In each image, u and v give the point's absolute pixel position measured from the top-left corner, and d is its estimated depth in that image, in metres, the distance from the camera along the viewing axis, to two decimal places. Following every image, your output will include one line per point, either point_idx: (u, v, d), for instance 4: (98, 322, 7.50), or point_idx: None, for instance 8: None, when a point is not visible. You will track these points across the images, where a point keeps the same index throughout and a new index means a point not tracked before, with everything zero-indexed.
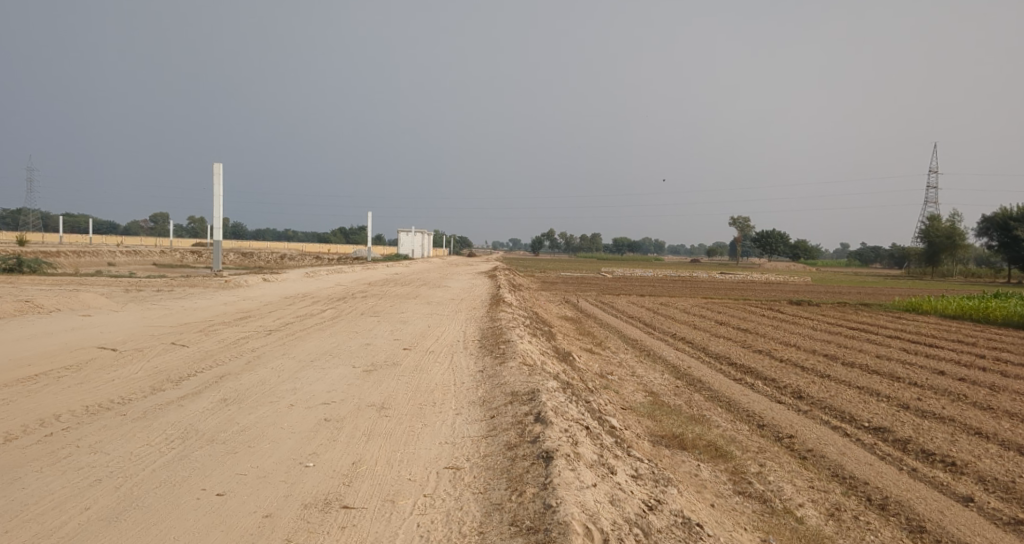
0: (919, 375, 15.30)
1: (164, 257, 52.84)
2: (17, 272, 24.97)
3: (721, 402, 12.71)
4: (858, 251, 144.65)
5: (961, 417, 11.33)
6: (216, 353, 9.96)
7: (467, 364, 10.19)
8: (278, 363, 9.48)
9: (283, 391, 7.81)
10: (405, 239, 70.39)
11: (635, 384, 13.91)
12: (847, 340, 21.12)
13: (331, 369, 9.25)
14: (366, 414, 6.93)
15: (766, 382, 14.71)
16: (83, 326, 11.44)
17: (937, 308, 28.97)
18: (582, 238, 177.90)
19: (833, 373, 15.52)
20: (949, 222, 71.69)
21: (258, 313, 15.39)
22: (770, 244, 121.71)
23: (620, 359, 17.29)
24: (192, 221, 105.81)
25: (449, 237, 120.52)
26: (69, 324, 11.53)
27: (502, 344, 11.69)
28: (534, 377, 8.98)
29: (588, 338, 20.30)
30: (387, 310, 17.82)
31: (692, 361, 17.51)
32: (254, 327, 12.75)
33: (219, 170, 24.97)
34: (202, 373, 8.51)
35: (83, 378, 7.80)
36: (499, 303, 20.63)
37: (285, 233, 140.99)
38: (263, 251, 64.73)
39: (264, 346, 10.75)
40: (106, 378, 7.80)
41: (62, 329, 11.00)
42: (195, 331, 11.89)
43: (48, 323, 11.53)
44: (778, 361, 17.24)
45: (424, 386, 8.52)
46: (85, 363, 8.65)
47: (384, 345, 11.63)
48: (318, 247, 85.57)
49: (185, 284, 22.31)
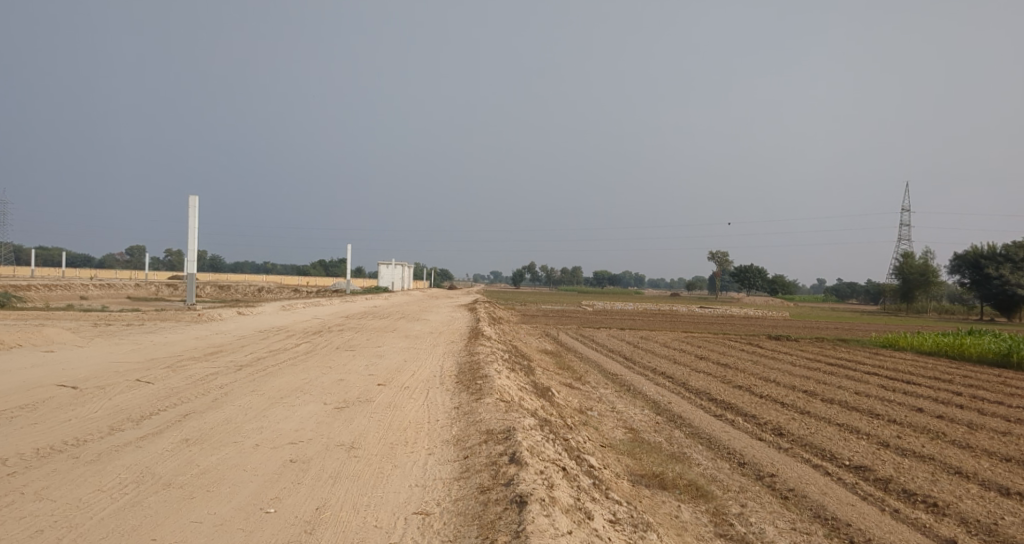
0: (898, 412, 15.24)
1: (138, 290, 51.98)
2: None
3: (702, 439, 12.55)
4: (834, 287, 146.40)
5: (941, 456, 11.24)
6: (182, 390, 9.63)
7: (442, 400, 9.95)
8: (246, 400, 9.16)
9: (249, 430, 7.51)
10: (385, 271, 70.06)
11: (614, 420, 13.71)
12: (825, 376, 21.09)
13: (301, 407, 8.97)
14: (335, 454, 6.66)
15: (747, 418, 14.59)
16: (44, 363, 11.05)
17: (913, 345, 29.18)
18: (563, 272, 178.47)
19: (813, 409, 15.44)
20: (922, 259, 72.79)
21: (230, 348, 15.02)
22: (748, 279, 122.65)
23: (600, 394, 17.07)
24: (169, 253, 104.70)
25: (429, 269, 120.17)
26: (29, 360, 11.13)
27: (480, 379, 11.47)
28: (511, 414, 8.76)
29: (568, 373, 20.08)
30: (363, 344, 17.48)
31: (672, 397, 17.34)
32: (225, 363, 12.40)
33: (195, 202, 24.69)
34: (165, 412, 8.19)
35: (38, 418, 7.46)
36: (478, 337, 20.39)
37: (264, 266, 139.98)
38: (241, 284, 63.95)
39: (233, 383, 10.42)
40: (62, 418, 7.47)
41: (21, 366, 10.62)
42: (162, 367, 11.53)
43: (7, 359, 11.12)
44: (758, 397, 17.14)
45: (396, 424, 8.26)
46: (42, 402, 8.30)
47: (357, 381, 11.34)
48: (297, 280, 84.76)
49: (156, 318, 21.81)
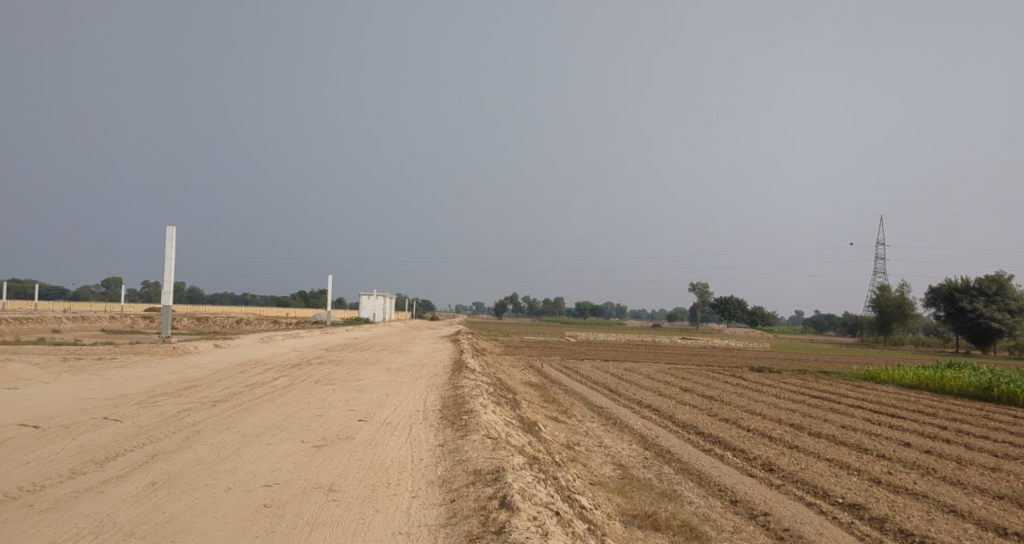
0: (887, 447, 15.02)
1: (113, 323, 50.82)
2: None
3: (692, 475, 12.23)
4: (812, 318, 147.42)
5: (935, 494, 11.01)
6: (152, 429, 9.15)
7: (426, 437, 9.55)
8: (219, 439, 8.71)
9: (221, 472, 7.10)
10: (366, 302, 69.39)
11: (602, 456, 13.37)
12: (810, 409, 20.89)
13: (277, 445, 8.54)
14: (312, 498, 6.25)
15: (735, 453, 14.30)
16: (6, 401, 10.52)
17: (895, 377, 29.10)
18: (544, 303, 178.55)
19: (801, 443, 15.20)
20: (898, 292, 73.45)
21: (205, 383, 14.47)
22: (729, 310, 123.05)
23: (587, 428, 16.70)
24: (145, 285, 103.13)
25: (410, 301, 119.36)
26: None
27: (465, 415, 11.06)
28: (498, 452, 8.39)
29: (553, 406, 19.64)
30: (343, 377, 16.97)
31: (660, 431, 16.97)
32: (198, 399, 11.89)
33: (172, 232, 24.22)
34: (132, 453, 7.73)
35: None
36: (461, 370, 19.95)
37: (243, 297, 138.37)
38: (219, 316, 62.89)
39: (206, 420, 9.93)
40: (20, 461, 7.01)
41: None
42: (132, 404, 11.02)
43: None
44: (745, 431, 16.85)
45: (377, 464, 7.85)
46: (0, 443, 7.81)
47: (336, 416, 10.87)
48: (277, 311, 83.68)
49: (129, 351, 21.12)
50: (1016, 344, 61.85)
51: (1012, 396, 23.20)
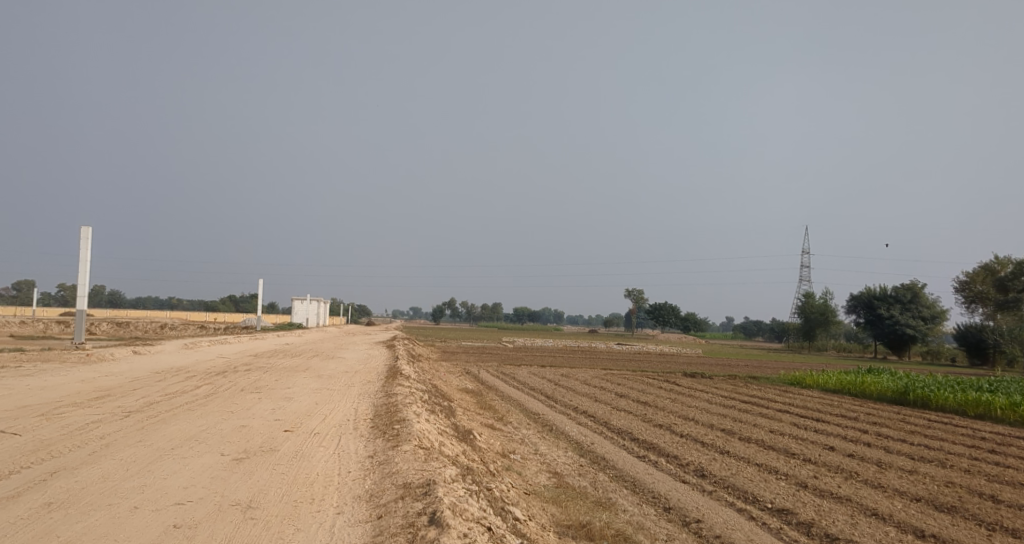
0: (812, 451, 15.43)
1: (24, 328, 47.79)
2: None
3: (626, 482, 12.23)
4: (741, 324, 152.02)
5: (858, 497, 11.28)
6: (55, 442, 8.52)
7: (355, 449, 9.19)
8: (130, 452, 8.14)
9: (128, 489, 6.60)
10: (299, 307, 67.78)
11: (538, 464, 13.23)
12: (741, 414, 21.29)
13: (194, 459, 8.04)
14: (228, 517, 5.84)
15: (669, 459, 14.39)
16: None
17: (819, 382, 30.13)
18: (482, 308, 178.36)
19: (731, 449, 15.46)
20: (822, 299, 76.35)
21: (120, 391, 13.68)
22: (662, 316, 125.49)
23: (523, 436, 16.56)
24: (61, 288, 97.95)
25: (345, 306, 117.23)
26: None
27: (397, 424, 10.73)
28: (430, 463, 8.11)
29: (489, 413, 19.44)
30: (271, 385, 16.33)
31: (596, 437, 16.99)
32: (110, 409, 11.17)
33: (88, 232, 22.91)
34: (27, 470, 7.12)
35: None
36: (395, 376, 19.58)
37: (168, 302, 133.06)
38: (141, 321, 60.04)
39: (116, 432, 9.30)
40: None
41: None
42: (35, 416, 10.26)
43: None
44: (678, 437, 17.02)
45: (301, 478, 7.47)
46: None
47: (261, 427, 10.39)
48: (205, 316, 80.57)
49: (36, 358, 19.80)
50: (928, 349, 65.27)
51: (926, 400, 24.29)
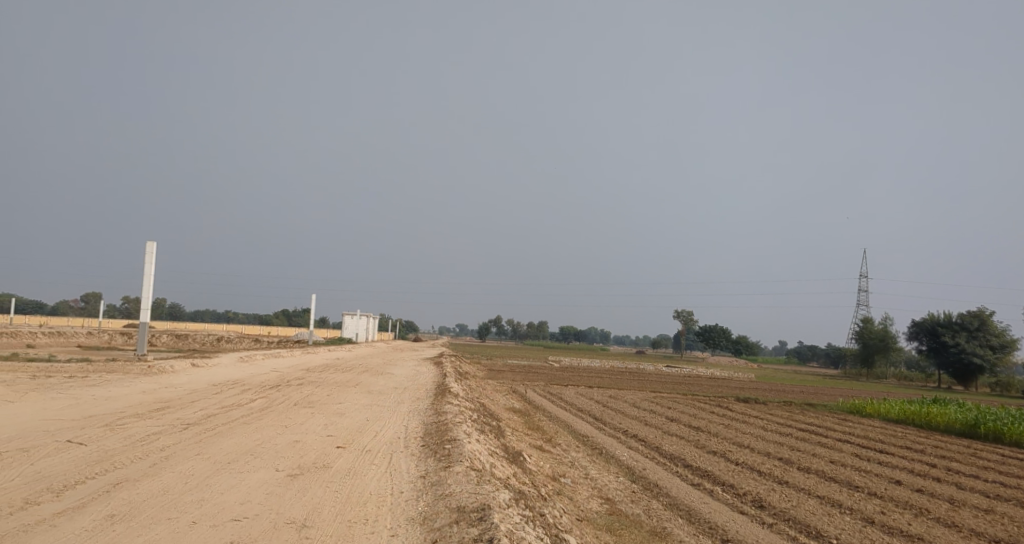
0: (877, 484, 14.72)
1: (90, 339, 49.79)
2: None
3: (681, 511, 11.86)
4: (795, 349, 147.93)
5: (931, 537, 10.65)
6: (118, 453, 8.75)
7: (408, 468, 9.10)
8: (189, 465, 8.26)
9: (187, 503, 6.73)
10: (350, 322, 68.82)
11: (589, 489, 12.95)
12: (799, 442, 20.52)
13: (249, 473, 8.08)
14: (283, 536, 5.82)
15: (724, 487, 13.93)
16: None
17: (881, 412, 28.92)
18: (529, 327, 178.13)
19: (790, 479, 14.88)
20: (881, 325, 73.67)
21: (179, 403, 13.98)
22: (712, 337, 122.97)
23: (572, 458, 16.27)
24: (125, 300, 101.79)
25: (394, 322, 118.62)
26: None
27: (448, 443, 10.62)
28: (483, 486, 7.97)
29: (538, 434, 19.20)
30: (323, 400, 16.46)
31: (647, 463, 16.57)
32: (170, 420, 11.43)
33: (152, 248, 23.70)
34: (91, 482, 7.37)
35: None
36: (445, 394, 19.54)
37: (225, 315, 137.13)
38: (199, 333, 61.80)
39: (176, 444, 9.47)
40: None
41: None
42: (100, 426, 10.55)
43: None
44: (734, 464, 16.52)
45: (355, 497, 7.41)
46: None
47: (314, 442, 10.42)
48: (260, 329, 82.43)
49: (101, 369, 20.45)
50: (997, 380, 62.11)
51: (998, 434, 23.03)
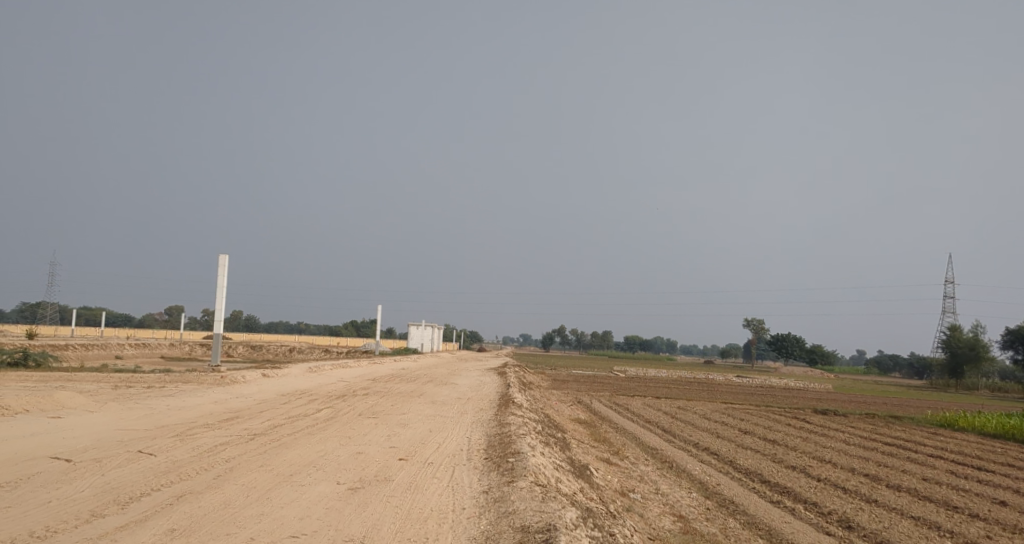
0: (979, 505, 13.49)
1: (172, 350, 51.98)
2: (21, 366, 25.03)
3: (761, 531, 11.13)
4: (874, 359, 141.64)
5: None
6: (184, 464, 8.75)
7: (471, 483, 8.76)
8: (251, 478, 8.13)
9: (247, 518, 6.59)
10: (416, 333, 69.61)
11: (661, 505, 12.32)
12: (885, 458, 19.24)
13: (310, 487, 7.90)
14: None
15: (808, 506, 13.06)
16: (47, 438, 10.49)
17: (974, 425, 27.01)
18: (594, 336, 176.69)
19: (879, 497, 13.85)
20: (971, 333, 69.63)
21: (248, 413, 14.09)
22: (785, 347, 118.86)
23: (641, 472, 15.65)
24: (205, 313, 106.05)
25: (459, 333, 119.47)
26: (30, 436, 10.56)
27: (512, 457, 10.21)
28: (549, 503, 7.54)
29: (604, 446, 18.59)
30: (388, 411, 16.32)
31: (721, 478, 15.78)
32: (238, 431, 11.46)
33: (224, 261, 24.30)
34: (156, 494, 7.34)
35: (13, 511, 6.82)
36: (509, 405, 19.20)
37: (297, 327, 141.20)
38: (272, 344, 63.60)
39: (240, 455, 9.42)
40: (38, 509, 6.87)
41: (22, 442, 10.08)
42: (171, 436, 10.65)
43: (8, 433, 10.66)
44: (816, 480, 15.54)
45: (415, 513, 7.09)
46: (31, 483, 7.84)
47: (376, 454, 10.23)
48: (330, 340, 84.25)
49: (178, 379, 21.06)
50: None
51: None
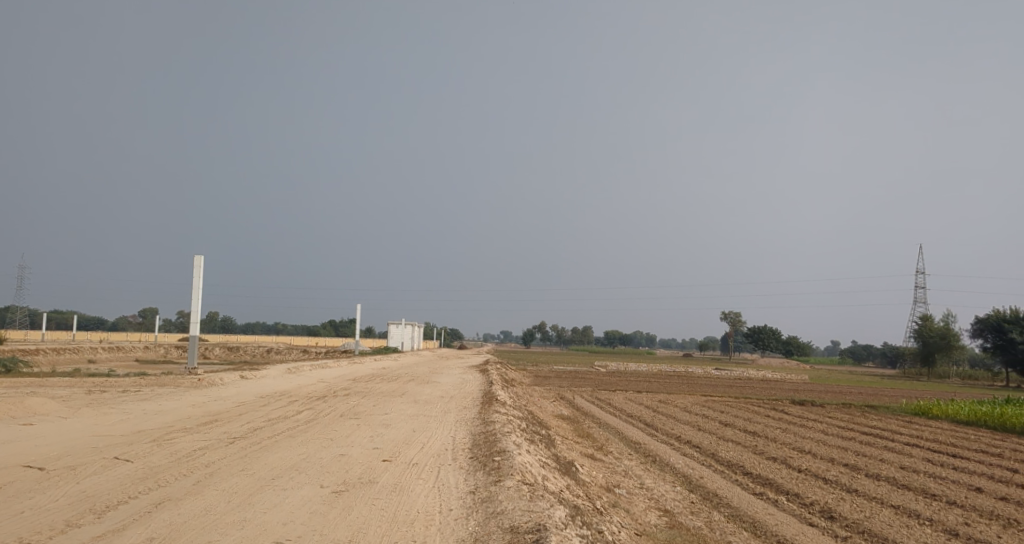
0: (956, 492, 13.72)
1: (147, 353, 51.18)
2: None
3: (745, 524, 11.19)
4: (849, 349, 143.80)
5: None
6: (163, 470, 8.58)
7: (457, 483, 8.69)
8: (233, 482, 8.00)
9: (229, 524, 6.47)
10: (395, 331, 69.24)
11: (646, 500, 12.34)
12: (863, 447, 19.50)
13: (294, 491, 7.78)
14: None
15: (790, 497, 13.17)
16: (19, 445, 10.23)
17: (948, 413, 27.47)
18: (573, 332, 177.26)
19: (859, 486, 14.03)
20: (942, 322, 70.89)
21: (227, 416, 13.89)
22: (762, 340, 120.19)
23: (625, 467, 15.69)
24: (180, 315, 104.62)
25: (439, 330, 119.21)
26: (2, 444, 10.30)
27: (498, 456, 10.14)
28: (537, 502, 7.51)
29: (588, 442, 18.60)
30: (370, 411, 16.20)
31: (704, 471, 15.86)
32: (217, 434, 11.27)
33: (200, 261, 23.94)
34: (134, 501, 7.18)
35: None
36: (491, 402, 19.14)
37: (275, 327, 139.90)
38: (250, 345, 62.97)
39: (221, 460, 9.26)
40: (11, 520, 6.67)
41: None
42: (148, 441, 10.44)
43: None
44: (796, 471, 15.71)
45: (401, 515, 7.00)
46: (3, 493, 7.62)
47: (360, 456, 10.11)
48: (309, 341, 83.63)
49: (154, 382, 20.71)
50: None
51: None
